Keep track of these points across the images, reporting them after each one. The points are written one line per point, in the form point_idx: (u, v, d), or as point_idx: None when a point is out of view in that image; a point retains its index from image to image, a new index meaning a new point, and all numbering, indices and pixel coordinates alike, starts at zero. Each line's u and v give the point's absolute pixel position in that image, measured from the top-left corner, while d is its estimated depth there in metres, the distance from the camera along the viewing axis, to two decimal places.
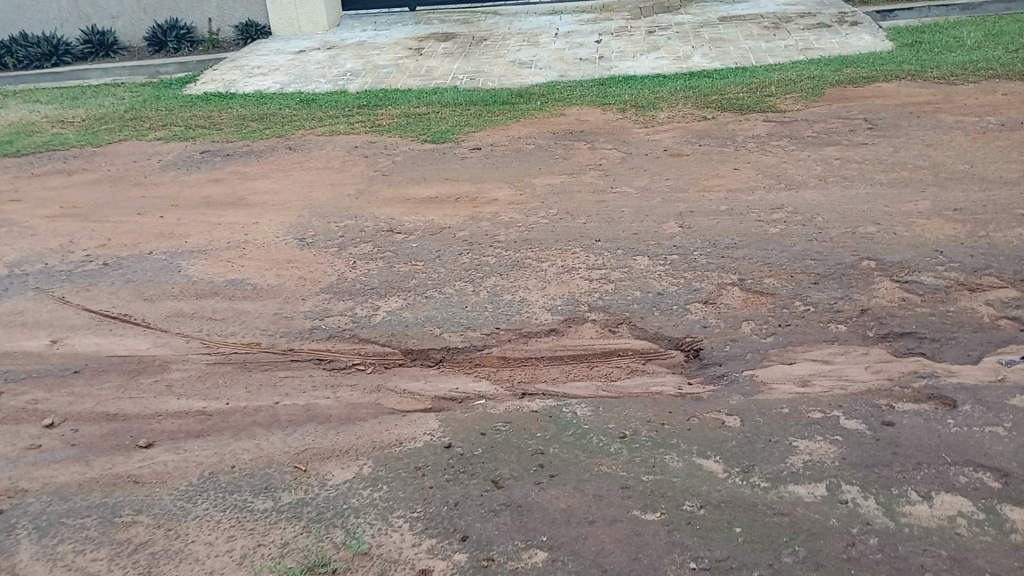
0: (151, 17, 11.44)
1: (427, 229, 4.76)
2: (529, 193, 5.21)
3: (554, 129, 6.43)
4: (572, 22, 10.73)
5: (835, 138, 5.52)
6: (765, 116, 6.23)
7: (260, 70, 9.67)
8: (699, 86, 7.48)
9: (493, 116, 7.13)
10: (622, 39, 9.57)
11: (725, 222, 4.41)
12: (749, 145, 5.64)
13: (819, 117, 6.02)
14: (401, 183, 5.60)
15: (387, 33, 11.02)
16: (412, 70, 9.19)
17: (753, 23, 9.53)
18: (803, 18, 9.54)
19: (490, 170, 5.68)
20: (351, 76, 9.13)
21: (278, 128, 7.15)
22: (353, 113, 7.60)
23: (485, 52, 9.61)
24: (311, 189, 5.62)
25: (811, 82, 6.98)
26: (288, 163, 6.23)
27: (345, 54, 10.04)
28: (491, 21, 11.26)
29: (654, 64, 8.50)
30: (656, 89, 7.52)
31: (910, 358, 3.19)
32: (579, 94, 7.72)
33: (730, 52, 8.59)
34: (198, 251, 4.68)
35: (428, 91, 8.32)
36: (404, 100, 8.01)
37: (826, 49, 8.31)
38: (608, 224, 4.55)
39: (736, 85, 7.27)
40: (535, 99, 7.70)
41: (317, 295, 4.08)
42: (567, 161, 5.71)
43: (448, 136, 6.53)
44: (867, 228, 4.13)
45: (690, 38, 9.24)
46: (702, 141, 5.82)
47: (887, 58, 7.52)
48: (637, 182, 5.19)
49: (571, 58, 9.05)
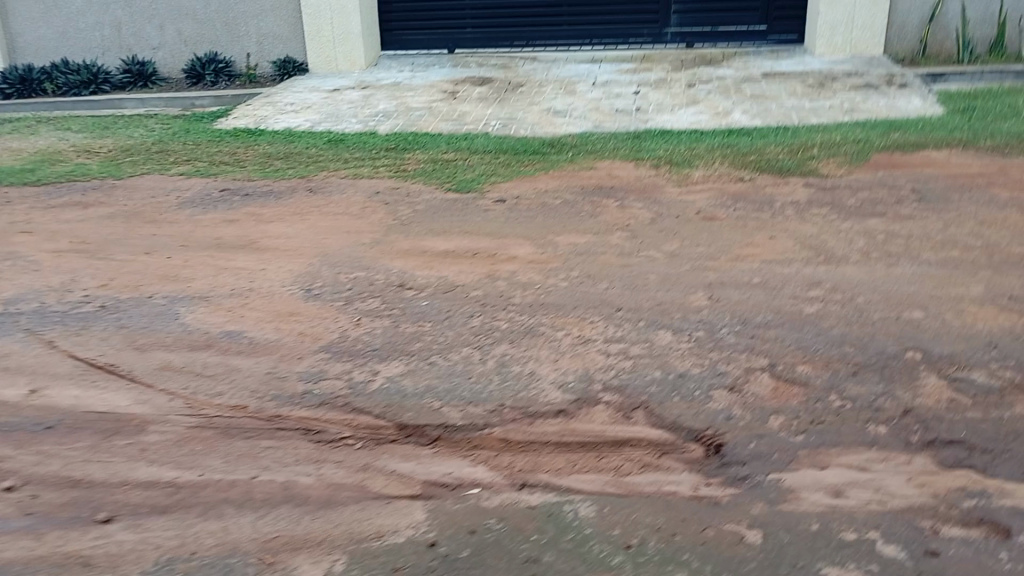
0: (192, 50, 11.55)
1: (439, 286, 4.51)
2: (550, 252, 4.95)
3: (583, 184, 6.20)
4: (611, 71, 10.56)
5: (879, 209, 5.20)
6: (805, 180, 5.93)
7: (293, 107, 9.61)
8: (737, 144, 7.21)
9: (521, 166, 6.92)
10: (661, 91, 9.36)
11: (756, 297, 4.10)
12: (786, 211, 5.34)
13: (863, 184, 5.71)
14: (419, 233, 5.38)
15: (423, 75, 10.94)
16: (444, 113, 9.07)
17: (796, 80, 9.27)
18: (849, 78, 9.26)
19: (512, 224, 5.44)
20: (383, 118, 9.02)
21: (301, 169, 7.02)
22: (380, 156, 7.44)
23: (521, 99, 9.46)
24: (326, 235, 5.43)
25: (855, 146, 6.69)
26: (307, 206, 6.06)
27: (380, 95, 9.96)
28: (529, 67, 11.14)
29: (692, 119, 8.26)
30: (692, 146, 7.27)
31: (959, 471, 2.83)
32: (612, 147, 7.50)
33: (772, 110, 8.33)
34: (198, 298, 4.49)
35: (459, 136, 8.17)
36: (434, 145, 7.85)
37: (873, 112, 8.01)
38: (631, 292, 4.26)
39: (776, 146, 6.99)
40: (567, 150, 7.50)
41: (315, 353, 3.84)
42: (593, 219, 5.45)
43: (472, 185, 6.33)
44: (913, 313, 3.79)
45: (730, 93, 9.00)
46: (736, 204, 5.54)
47: (937, 125, 7.20)
48: (665, 246, 4.91)
49: (608, 108, 8.85)
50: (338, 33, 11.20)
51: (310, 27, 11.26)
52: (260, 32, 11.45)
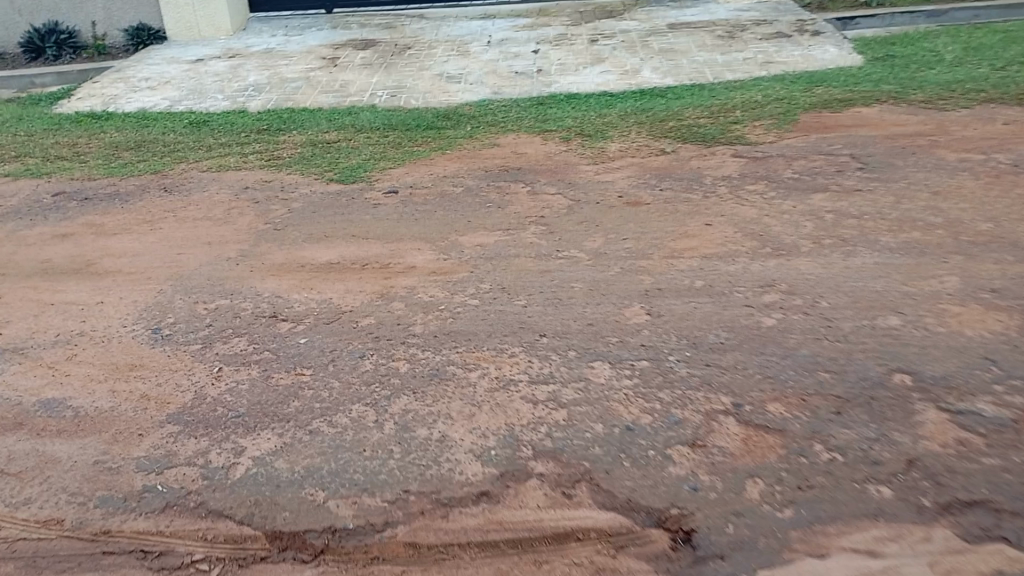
0: (27, 20, 10.06)
1: (321, 315, 3.67)
2: (454, 258, 4.17)
3: (487, 166, 5.42)
4: (506, 28, 9.73)
5: (822, 183, 4.62)
6: (734, 149, 5.32)
7: (148, 83, 8.42)
8: (651, 108, 6.55)
9: (415, 145, 6.08)
10: (563, 48, 8.61)
11: (704, 308, 3.44)
12: (719, 189, 4.70)
13: (797, 151, 5.13)
14: (296, 241, 4.51)
15: (299, 40, 9.84)
16: (323, 84, 8.08)
17: (706, 31, 8.67)
18: (760, 27, 8.70)
19: (407, 223, 4.63)
20: (254, 92, 7.97)
21: (155, 162, 5.99)
22: (251, 140, 6.46)
23: (410, 64, 8.53)
24: (181, 250, 4.49)
25: (780, 105, 6.12)
26: (159, 210, 5.08)
27: (250, 65, 8.86)
28: (416, 25, 10.18)
29: (599, 79, 7.55)
30: (603, 111, 6.57)
31: (989, 547, 2.25)
32: (515, 117, 6.72)
33: (683, 65, 7.69)
34: (12, 351, 3.55)
35: (343, 112, 7.26)
36: (313, 123, 6.90)
37: (790, 63, 7.43)
38: (554, 310, 3.54)
39: (695, 109, 6.36)
40: (465, 122, 6.69)
41: (159, 427, 2.97)
42: (502, 211, 4.70)
43: (358, 174, 5.47)
44: (888, 321, 3.21)
45: (637, 48, 8.33)
46: (662, 183, 4.88)
47: (861, 76, 6.70)
48: (588, 242, 4.20)
49: (506, 70, 8.04)
50: None
51: None
52: None
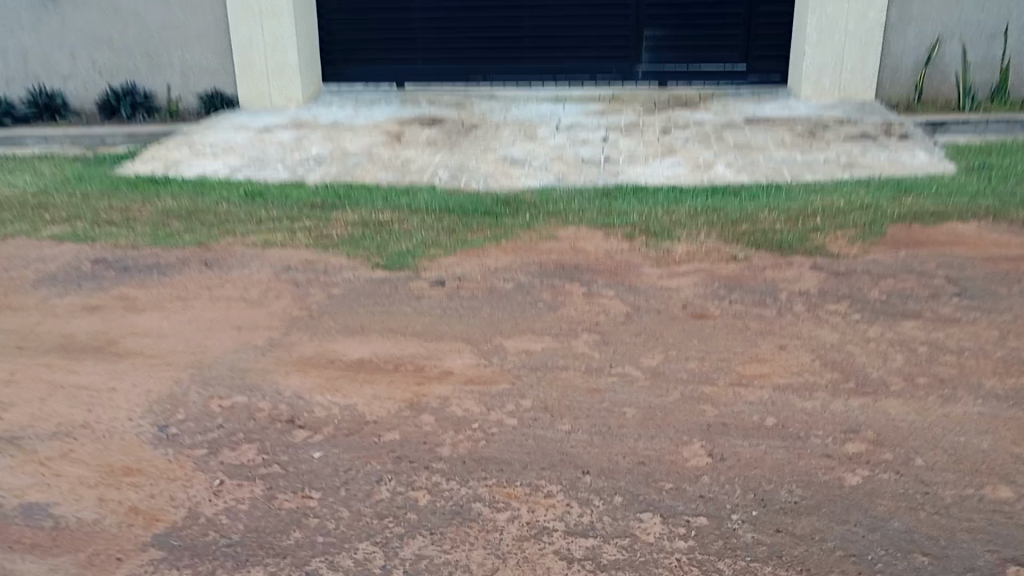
0: (106, 80, 10.29)
1: (342, 424, 3.31)
2: (497, 364, 3.80)
3: (542, 261, 5.08)
4: (576, 113, 9.55)
5: (912, 308, 4.14)
6: (812, 261, 4.88)
7: (212, 149, 8.41)
8: (723, 206, 6.17)
9: (469, 232, 5.80)
10: (633, 137, 8.34)
11: (776, 453, 2.98)
12: (795, 306, 4.25)
13: (884, 268, 4.67)
14: (329, 332, 4.20)
15: (368, 113, 9.81)
16: (385, 161, 7.94)
17: (784, 128, 8.31)
18: (842, 126, 8.31)
19: (451, 320, 4.30)
20: (315, 165, 7.87)
21: (203, 233, 5.83)
22: (303, 215, 6.28)
23: (475, 144, 8.36)
24: (208, 334, 4.21)
25: (864, 214, 5.68)
26: (195, 287, 4.86)
27: (315, 137, 8.84)
28: (485, 105, 10.08)
29: (668, 172, 7.22)
30: (671, 207, 6.21)
31: None
32: (577, 208, 6.41)
33: (759, 163, 7.33)
34: (8, 440, 3.27)
35: (401, 191, 7.07)
36: (369, 202, 6.71)
37: (874, 167, 7.10)
38: (601, 441, 3.11)
39: (769, 211, 5.95)
40: (524, 210, 6.41)
41: (141, 550, 2.62)
42: (554, 314, 4.33)
43: (406, 260, 5.18)
44: (997, 493, 2.71)
45: (711, 141, 8.01)
46: (731, 294, 4.46)
47: (954, 186, 6.23)
48: (646, 357, 3.79)
49: (572, 157, 7.80)
50: (272, 65, 9.99)
51: (241, 58, 10.04)
52: (184, 61, 10.20)
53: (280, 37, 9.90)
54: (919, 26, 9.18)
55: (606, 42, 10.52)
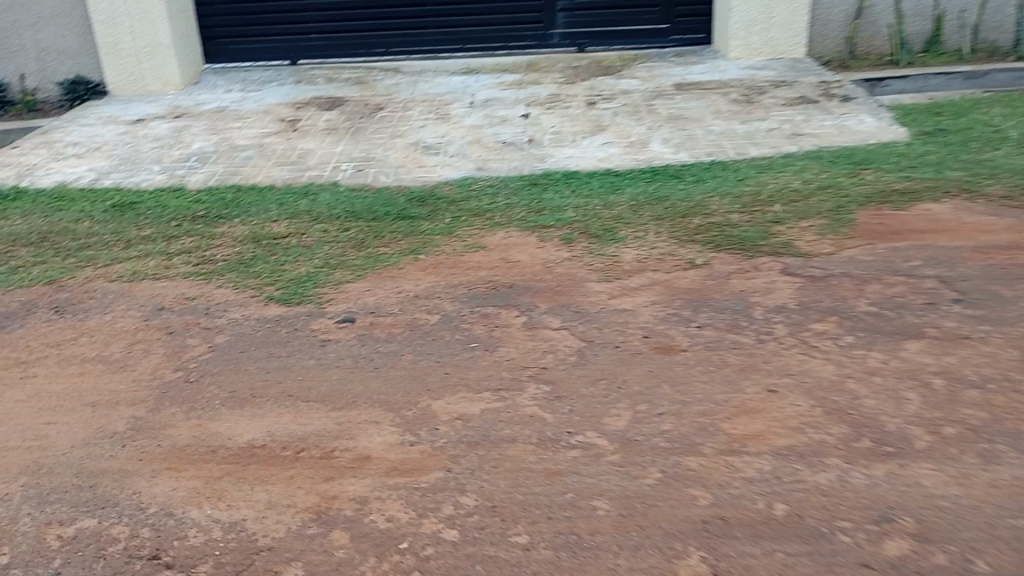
0: None
1: (224, 560, 2.52)
2: (426, 437, 3.02)
3: (469, 283, 4.31)
4: (491, 86, 8.71)
5: (913, 324, 3.53)
6: (781, 264, 4.25)
7: (74, 150, 7.25)
8: (666, 194, 5.47)
9: (379, 246, 4.95)
10: (556, 112, 7.58)
11: (801, 566, 2.30)
12: (775, 331, 3.58)
13: (865, 270, 4.07)
14: (210, 403, 3.31)
15: (258, 96, 8.75)
16: (279, 155, 6.96)
17: (718, 94, 7.67)
18: (778, 90, 7.71)
19: (366, 373, 3.48)
20: (197, 164, 6.84)
21: (55, 265, 4.82)
22: (182, 233, 5.31)
23: (381, 130, 7.46)
24: (50, 417, 3.27)
25: (826, 197, 5.09)
26: (40, 344, 3.89)
27: (197, 128, 7.77)
28: (390, 81, 9.14)
29: (601, 153, 6.50)
30: (609, 198, 5.50)
31: None
32: (503, 206, 5.63)
33: (697, 138, 6.67)
34: None
35: (299, 192, 6.15)
36: (261, 209, 5.76)
37: (821, 136, 6.53)
38: (571, 565, 2.39)
39: (720, 199, 5.29)
40: (442, 211, 5.59)
41: None
42: (491, 356, 3.57)
43: (304, 290, 4.32)
44: None
45: (641, 114, 7.32)
46: (697, 316, 3.77)
47: (914, 158, 5.69)
48: (610, 416, 3.07)
49: (492, 141, 6.99)
50: (141, 46, 8.87)
51: (105, 39, 8.87)
52: (39, 45, 8.96)
53: (148, 13, 8.77)
54: None
55: (517, 6, 9.65)
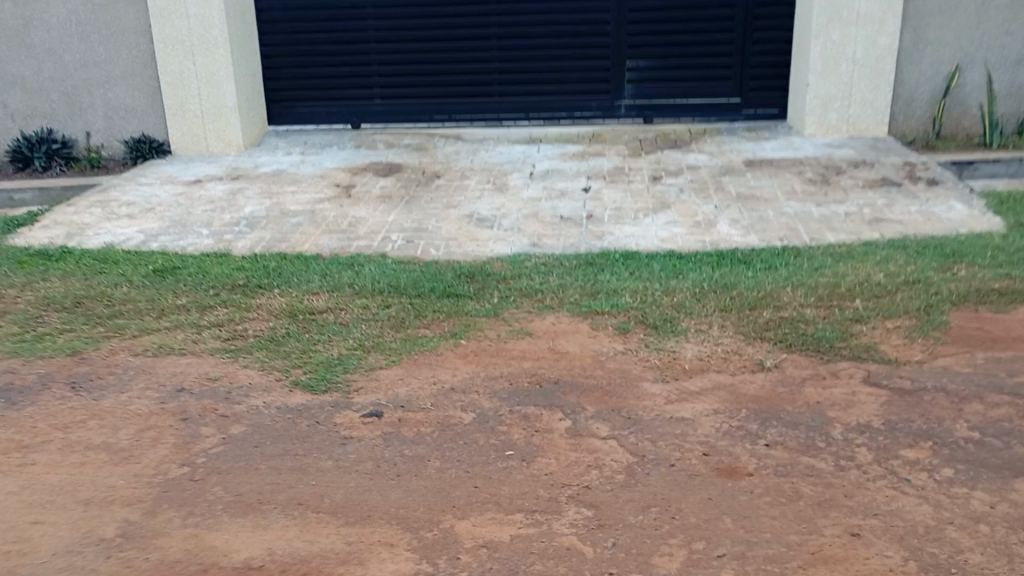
0: (19, 126, 9.04)
1: None
2: (446, 571, 2.61)
3: (511, 375, 3.93)
4: (553, 157, 8.46)
5: (1023, 458, 3.02)
6: (863, 371, 3.76)
7: (128, 210, 7.19)
8: (733, 282, 5.03)
9: (419, 327, 4.62)
10: (618, 187, 7.24)
11: None
12: (857, 456, 3.10)
13: (963, 385, 3.56)
14: (211, 509, 2.97)
15: (316, 161, 8.67)
16: (330, 221, 6.76)
17: (792, 173, 7.24)
18: (857, 170, 7.25)
19: (387, 480, 3.10)
20: (245, 228, 6.68)
21: (82, 333, 4.61)
22: (218, 304, 5.09)
23: (436, 199, 7.22)
24: (37, 516, 2.97)
25: (914, 293, 4.59)
26: (46, 425, 3.62)
27: (251, 191, 7.66)
28: (450, 148, 8.97)
29: (664, 233, 6.11)
30: (671, 283, 5.08)
31: None
32: (556, 287, 5.27)
33: (768, 220, 6.23)
34: None
35: (344, 262, 5.90)
36: (303, 280, 5.52)
37: (905, 223, 6.03)
38: None
39: (793, 290, 4.83)
40: (490, 291, 5.26)
41: None
42: (528, 467, 3.15)
43: (333, 375, 4.00)
44: None
45: (708, 191, 6.92)
46: (765, 431, 3.31)
47: (1012, 252, 5.16)
48: (661, 556, 2.62)
49: (549, 215, 6.67)
50: (206, 107, 8.89)
51: (172, 99, 8.90)
52: (109, 103, 9.01)
53: (215, 74, 8.78)
54: (935, 50, 8.15)
55: (583, 76, 9.44)
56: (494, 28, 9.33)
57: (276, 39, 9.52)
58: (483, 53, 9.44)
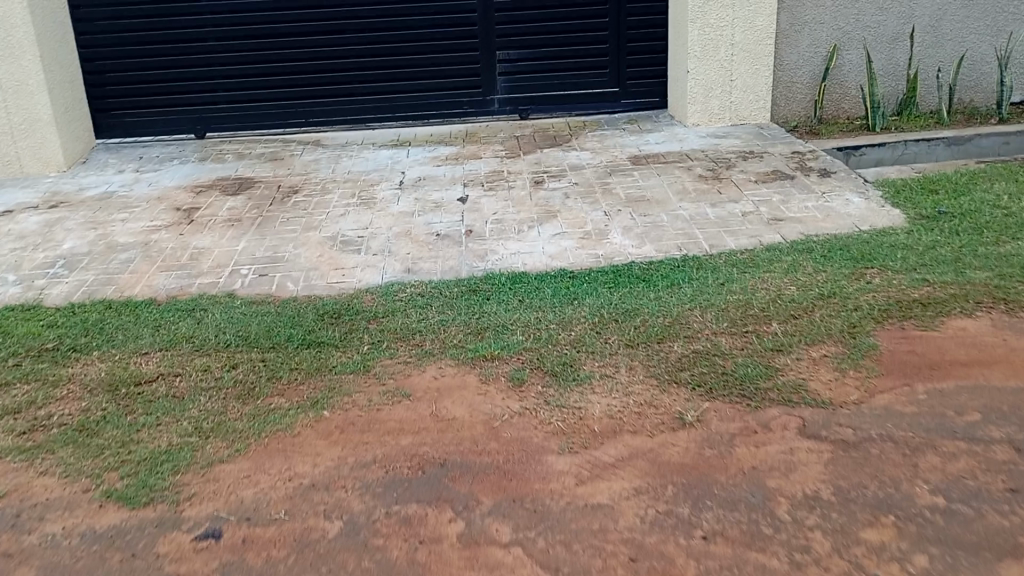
0: None
1: None
2: None
3: (386, 459, 3.20)
4: (424, 161, 7.71)
5: (999, 530, 2.56)
6: (797, 418, 3.24)
7: None
8: (634, 307, 4.47)
9: (270, 395, 3.81)
10: (498, 195, 6.58)
11: None
12: (813, 546, 2.54)
13: (912, 428, 3.09)
14: None
15: (152, 178, 7.58)
16: (168, 255, 5.79)
17: (681, 169, 6.77)
18: (747, 162, 6.85)
19: None
20: (62, 270, 5.62)
21: None
22: (18, 379, 4.11)
23: (294, 220, 6.34)
24: None
25: (832, 308, 4.14)
26: None
27: (73, 221, 6.55)
28: (310, 156, 8.08)
29: (552, 249, 5.49)
30: (565, 314, 4.47)
31: None
32: (435, 326, 4.55)
33: (663, 225, 5.71)
34: None
35: (183, 307, 4.99)
36: (131, 336, 4.59)
37: (805, 221, 5.64)
38: None
39: (702, 313, 4.30)
40: (358, 335, 4.49)
41: None
42: None
43: (158, 479, 3.16)
44: None
45: (596, 194, 6.35)
46: (699, 517, 2.72)
47: (923, 251, 4.82)
48: None
49: (423, 233, 5.92)
50: (15, 122, 7.63)
51: None
52: None
53: (24, 84, 7.56)
54: (812, 33, 7.87)
55: (451, 70, 8.71)
56: (348, 21, 8.49)
57: (97, 41, 8.35)
58: (339, 48, 8.57)
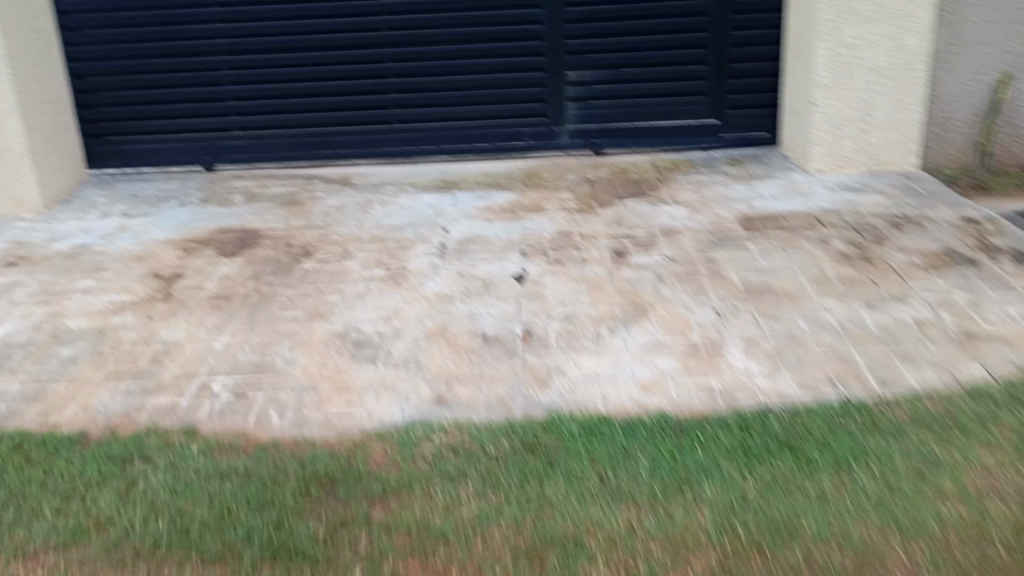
0: None
1: None
2: None
3: None
4: (474, 213, 6.16)
5: None
6: None
7: None
8: (785, 519, 2.83)
9: None
10: (567, 272, 4.97)
11: None
12: None
13: None
14: None
15: (141, 227, 6.17)
16: (123, 353, 4.33)
17: (811, 244, 5.08)
18: (901, 234, 5.12)
19: None
20: None
21: None
22: None
23: (296, 303, 4.81)
24: None
25: None
26: None
27: (24, 289, 5.14)
28: (337, 200, 6.60)
29: (646, 373, 3.88)
30: (675, 518, 2.88)
31: None
32: (469, 528, 2.96)
33: (803, 340, 4.02)
34: None
35: (113, 457, 3.46)
36: (23, 517, 3.11)
37: (1013, 341, 3.90)
38: None
39: (906, 545, 2.69)
40: (352, 534, 2.94)
41: None
42: None
43: None
44: None
45: (699, 280, 4.71)
46: None
47: None
48: None
49: (463, 335, 4.34)
50: None
51: None
52: None
53: None
54: (978, 56, 6.17)
55: (510, 93, 7.15)
56: (385, 32, 7.02)
57: (90, 53, 7.02)
58: (374, 65, 7.10)
